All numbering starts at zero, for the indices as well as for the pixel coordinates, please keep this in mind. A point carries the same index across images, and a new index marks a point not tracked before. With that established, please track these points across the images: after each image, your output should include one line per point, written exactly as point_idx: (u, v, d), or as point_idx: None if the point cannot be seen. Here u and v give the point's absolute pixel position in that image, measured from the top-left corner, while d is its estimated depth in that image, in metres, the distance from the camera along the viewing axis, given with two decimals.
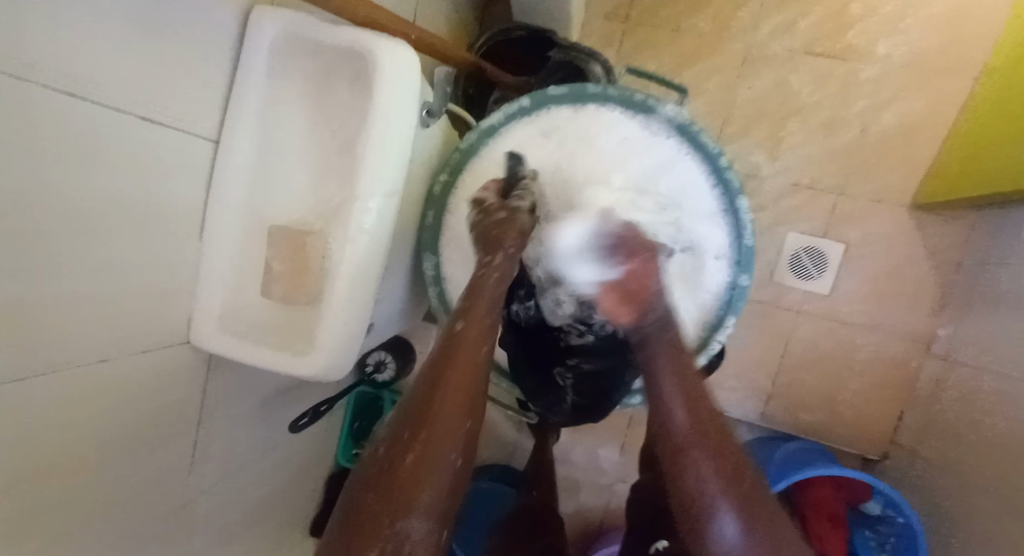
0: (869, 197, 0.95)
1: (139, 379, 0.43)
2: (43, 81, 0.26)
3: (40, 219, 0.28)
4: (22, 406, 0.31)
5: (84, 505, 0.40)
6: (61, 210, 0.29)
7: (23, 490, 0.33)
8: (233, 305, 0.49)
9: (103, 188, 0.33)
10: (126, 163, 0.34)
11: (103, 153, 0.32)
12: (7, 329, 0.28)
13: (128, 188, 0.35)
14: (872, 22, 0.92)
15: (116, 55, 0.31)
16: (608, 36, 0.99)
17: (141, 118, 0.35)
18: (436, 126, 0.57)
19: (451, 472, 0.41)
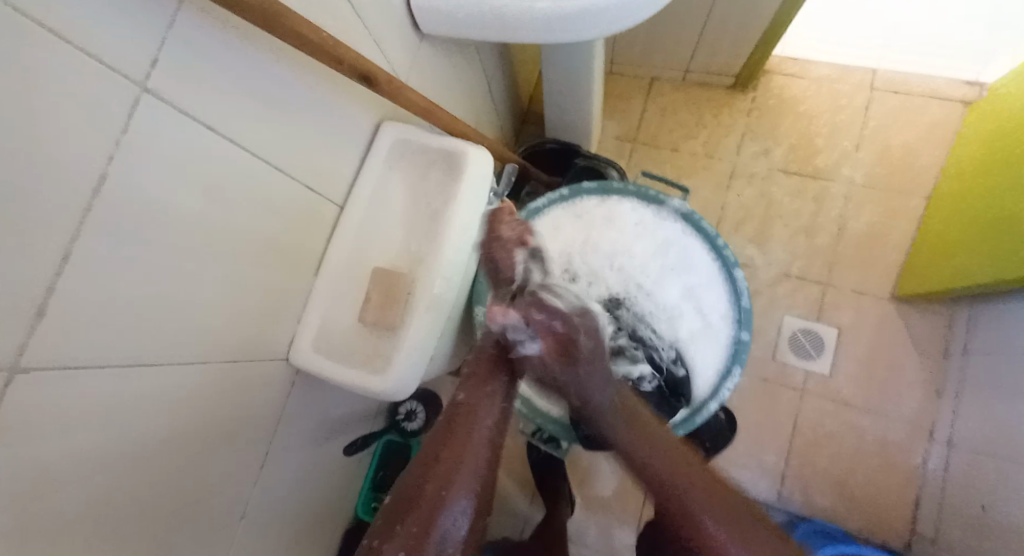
0: (851, 289, 1.09)
1: (239, 378, 0.54)
2: (214, 131, 0.40)
3: (203, 223, 0.41)
4: (154, 372, 0.42)
5: (175, 478, 0.48)
6: (215, 223, 0.43)
7: (136, 439, 0.42)
8: (326, 331, 0.62)
9: (248, 217, 0.47)
10: (267, 203, 0.49)
11: (250, 192, 0.46)
12: (162, 298, 0.40)
13: (257, 219, 0.48)
14: (833, 150, 1.14)
15: (273, 130, 0.47)
16: (620, 153, 1.22)
17: (275, 168, 0.49)
18: (495, 206, 0.74)
19: (480, 474, 0.50)
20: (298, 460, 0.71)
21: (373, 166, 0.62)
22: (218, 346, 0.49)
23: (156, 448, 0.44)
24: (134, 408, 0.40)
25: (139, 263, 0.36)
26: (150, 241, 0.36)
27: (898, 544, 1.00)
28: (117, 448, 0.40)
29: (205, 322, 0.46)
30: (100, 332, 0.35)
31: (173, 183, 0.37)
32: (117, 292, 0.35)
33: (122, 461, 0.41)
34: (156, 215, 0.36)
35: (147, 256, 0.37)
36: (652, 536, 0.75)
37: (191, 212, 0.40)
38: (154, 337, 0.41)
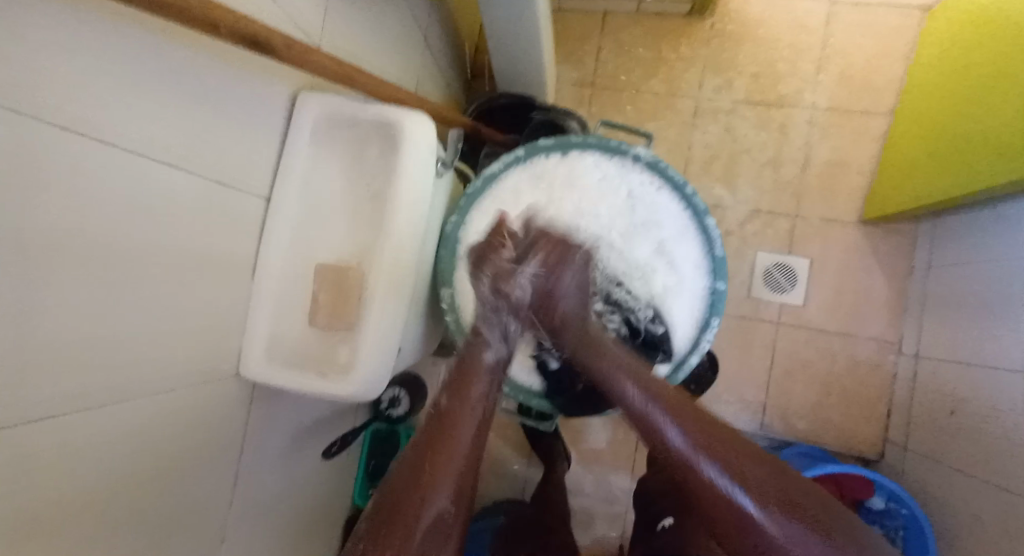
0: (821, 217, 1.08)
1: (195, 410, 0.48)
2: (107, 139, 0.32)
3: (111, 253, 0.34)
4: (98, 431, 0.37)
5: (145, 529, 0.44)
6: (128, 248, 0.36)
7: (94, 507, 0.37)
8: (277, 339, 0.56)
9: (165, 233, 0.40)
10: (186, 213, 0.42)
11: (165, 204, 0.39)
12: (77, 348, 0.34)
13: (178, 233, 0.41)
14: (796, 75, 1.09)
15: (179, 127, 0.39)
16: (578, 99, 1.14)
17: (192, 172, 0.42)
18: (446, 177, 0.67)
19: (462, 464, 0.48)
20: (276, 473, 0.67)
21: (297, 148, 0.54)
22: (159, 383, 0.43)
23: (116, 509, 0.40)
24: (80, 477, 0.35)
25: (44, 321, 0.30)
26: (52, 292, 0.30)
27: (874, 453, 1.05)
28: (74, 519, 0.35)
29: (140, 361, 0.40)
30: (24, 403, 0.29)
31: (69, 219, 0.30)
32: (26, 355, 0.29)
33: (77, 535, 0.36)
34: (56, 261, 0.30)
35: (50, 309, 0.30)
36: (644, 487, 0.76)
37: (95, 247, 0.33)
38: (84, 395, 0.35)
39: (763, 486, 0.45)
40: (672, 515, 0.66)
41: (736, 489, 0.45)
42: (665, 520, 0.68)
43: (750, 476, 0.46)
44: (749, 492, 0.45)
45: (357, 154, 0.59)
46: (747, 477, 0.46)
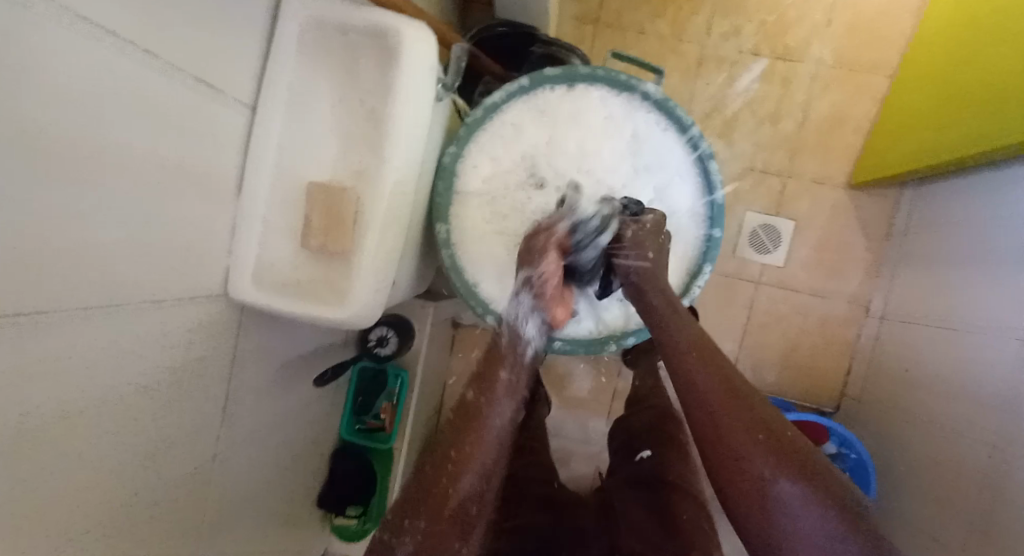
0: (811, 178, 1.09)
1: (184, 326, 0.46)
2: (91, 17, 0.28)
3: (90, 152, 0.31)
4: (83, 342, 0.34)
5: (128, 448, 0.42)
6: (111, 145, 0.32)
7: (78, 419, 0.35)
8: (267, 262, 0.54)
9: (151, 138, 0.36)
10: (169, 117, 0.38)
11: (149, 101, 0.35)
12: (64, 251, 0.31)
13: (159, 135, 0.37)
14: (805, 26, 1.06)
15: (158, 9, 0.34)
16: (581, 37, 1.09)
17: (169, 68, 0.37)
18: (445, 102, 0.63)
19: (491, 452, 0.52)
20: (267, 403, 0.67)
21: (282, 54, 0.49)
22: (145, 304, 0.41)
23: (105, 424, 0.38)
24: (70, 390, 0.34)
25: (24, 223, 0.27)
26: (34, 190, 0.27)
27: (830, 405, 1.12)
28: (63, 419, 0.34)
29: (129, 274, 0.38)
30: (14, 301, 0.27)
31: (48, 106, 0.26)
32: (15, 255, 0.27)
33: (61, 448, 0.34)
34: (37, 156, 0.26)
35: (36, 210, 0.27)
36: (620, 426, 0.75)
37: (80, 145, 0.30)
38: (71, 304, 0.32)
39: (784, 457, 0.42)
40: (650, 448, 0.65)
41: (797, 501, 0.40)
42: (642, 452, 0.66)
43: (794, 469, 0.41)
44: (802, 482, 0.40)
45: (351, 68, 0.54)
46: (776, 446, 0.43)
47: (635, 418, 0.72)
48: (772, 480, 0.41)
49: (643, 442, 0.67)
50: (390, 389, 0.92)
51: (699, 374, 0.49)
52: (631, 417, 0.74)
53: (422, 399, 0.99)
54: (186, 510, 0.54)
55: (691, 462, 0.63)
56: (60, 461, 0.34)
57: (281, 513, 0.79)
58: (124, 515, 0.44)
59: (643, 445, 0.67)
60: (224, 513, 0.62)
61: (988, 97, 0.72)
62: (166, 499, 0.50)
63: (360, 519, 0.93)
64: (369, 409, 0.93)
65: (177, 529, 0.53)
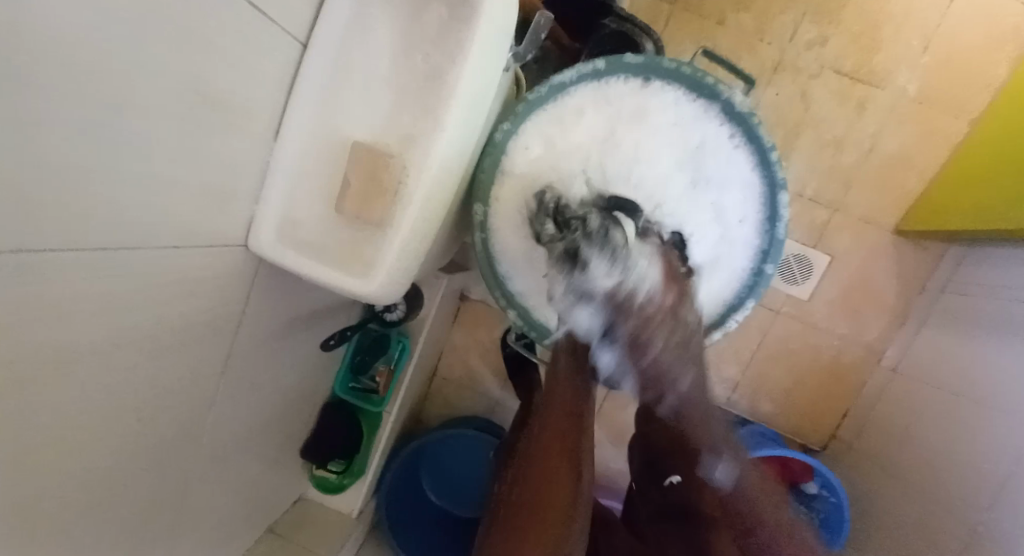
0: (859, 216, 1.04)
1: (199, 273, 0.43)
2: None
3: (128, 82, 0.26)
4: (100, 290, 0.31)
5: (131, 396, 0.40)
6: (148, 80, 0.28)
7: (84, 368, 0.33)
8: (295, 216, 0.50)
9: (192, 71, 0.32)
10: (212, 46, 0.33)
11: (196, 28, 0.30)
12: (89, 193, 0.27)
13: (202, 67, 0.33)
14: (894, 52, 0.98)
15: None
16: (656, 18, 1.01)
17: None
18: (509, 72, 0.58)
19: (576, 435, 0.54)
20: (269, 352, 0.64)
21: None
22: (162, 250, 0.37)
23: (103, 374, 0.35)
24: (75, 339, 0.30)
25: (51, 165, 0.23)
26: (65, 128, 0.23)
27: (818, 444, 1.12)
28: (75, 364, 0.31)
29: (148, 219, 0.34)
30: (36, 248, 0.24)
31: (79, 19, 0.21)
32: (39, 203, 0.23)
33: (65, 397, 0.32)
34: (65, 86, 0.22)
35: (66, 150, 0.24)
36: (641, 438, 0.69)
37: (116, 74, 0.25)
38: (80, 244, 0.28)
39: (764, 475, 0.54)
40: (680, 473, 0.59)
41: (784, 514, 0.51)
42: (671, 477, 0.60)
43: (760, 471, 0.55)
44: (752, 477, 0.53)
45: (417, 12, 0.48)
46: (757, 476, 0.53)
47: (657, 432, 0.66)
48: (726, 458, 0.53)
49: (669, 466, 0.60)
50: (390, 355, 0.91)
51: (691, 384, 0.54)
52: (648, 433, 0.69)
53: (420, 366, 0.98)
54: (172, 456, 0.52)
55: None
56: (63, 414, 0.32)
57: (267, 458, 0.78)
58: (112, 463, 0.41)
59: (670, 469, 0.62)
60: (212, 456, 0.61)
61: None
62: (156, 445, 0.48)
63: (339, 475, 0.94)
64: (366, 372, 0.91)
65: (160, 475, 0.51)
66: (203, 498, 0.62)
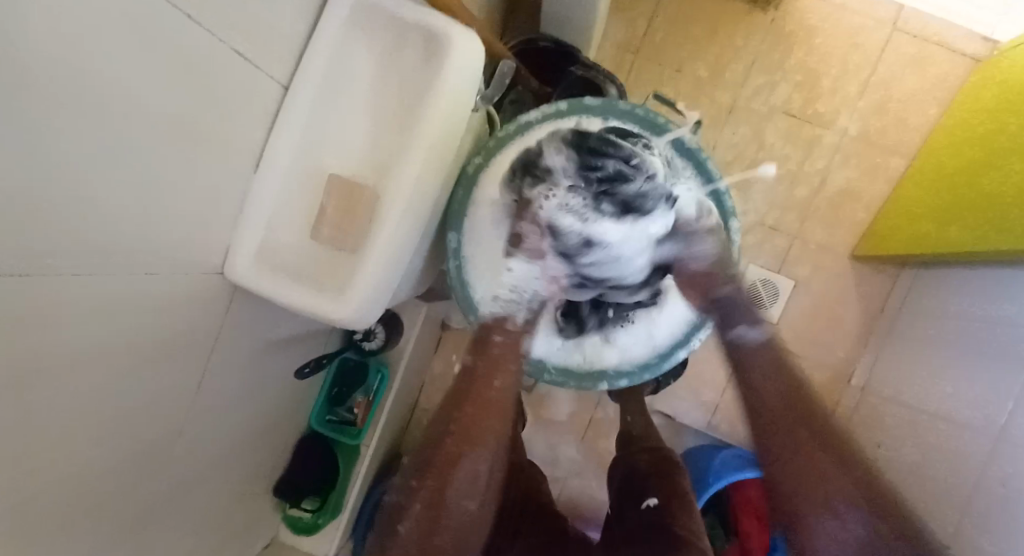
0: (818, 243, 1.10)
1: (174, 297, 0.44)
2: None
3: (112, 113, 0.29)
4: (73, 310, 0.32)
5: (99, 419, 0.40)
6: (132, 112, 0.31)
7: (52, 388, 0.33)
8: (272, 244, 0.52)
9: (174, 105, 0.35)
10: (195, 84, 0.36)
11: (179, 68, 0.34)
12: (68, 213, 0.29)
13: (186, 102, 0.36)
14: (837, 95, 1.07)
15: None
16: (619, 65, 1.09)
17: (209, 35, 0.35)
18: (479, 111, 0.62)
19: (498, 406, 0.59)
20: (242, 383, 0.64)
21: (325, 34, 0.48)
22: (137, 273, 0.38)
23: (70, 397, 0.35)
24: (48, 355, 0.31)
25: (36, 184, 0.25)
26: (51, 150, 0.25)
27: None
28: (47, 379, 0.32)
29: (123, 242, 0.36)
30: (18, 263, 0.26)
31: (67, 54, 0.24)
32: (24, 219, 0.25)
33: (32, 415, 0.32)
34: (52, 111, 0.24)
35: (51, 171, 0.26)
36: (620, 466, 0.72)
37: (101, 103, 0.28)
38: (57, 264, 0.29)
39: (838, 474, 0.57)
40: (659, 495, 0.62)
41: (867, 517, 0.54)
42: (648, 500, 0.62)
43: (833, 474, 0.57)
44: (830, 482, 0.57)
45: (392, 59, 0.52)
46: (822, 471, 0.57)
47: (636, 460, 0.69)
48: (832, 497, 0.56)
49: (646, 491, 0.63)
50: (369, 384, 0.91)
51: (771, 396, 0.62)
52: (629, 457, 0.71)
53: (398, 398, 0.97)
54: (136, 488, 0.51)
55: (694, 515, 0.60)
56: (28, 434, 0.32)
57: (237, 495, 0.76)
58: (74, 491, 0.41)
59: (648, 492, 0.63)
60: (179, 491, 0.59)
61: (1001, 198, 0.73)
62: (120, 474, 0.47)
63: (315, 514, 0.92)
64: (344, 402, 0.92)
65: (124, 509, 0.49)
66: (169, 535, 0.60)
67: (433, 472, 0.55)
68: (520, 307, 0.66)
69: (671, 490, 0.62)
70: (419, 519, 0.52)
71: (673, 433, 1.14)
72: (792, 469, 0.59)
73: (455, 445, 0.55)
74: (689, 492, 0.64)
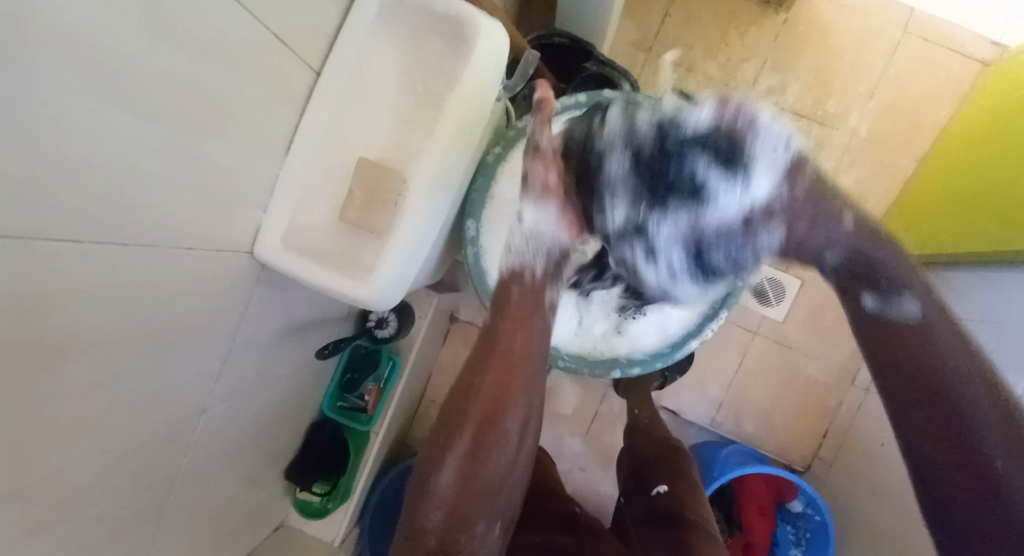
0: None
1: (203, 273, 0.46)
2: None
3: (150, 84, 0.30)
4: (110, 278, 0.34)
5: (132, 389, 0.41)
6: (170, 85, 0.32)
7: (88, 354, 0.34)
8: (299, 225, 0.53)
9: (209, 81, 0.36)
10: (230, 61, 0.37)
11: (215, 44, 0.35)
12: (107, 180, 0.30)
13: (220, 79, 0.37)
14: (846, 96, 1.09)
15: None
16: (631, 63, 1.11)
17: (245, 14, 0.37)
18: (500, 102, 0.64)
19: (527, 344, 0.59)
20: (260, 364, 0.66)
21: (357, 22, 0.50)
22: (169, 247, 0.40)
23: (102, 363, 0.36)
24: (86, 321, 0.33)
25: (78, 147, 0.26)
26: (94, 115, 0.26)
27: (801, 465, 1.13)
28: (85, 345, 0.34)
29: (158, 215, 0.37)
30: (56, 225, 0.27)
31: (107, 21, 0.25)
32: (66, 181, 0.26)
33: (72, 377, 0.33)
34: (94, 75, 0.25)
35: (93, 136, 0.27)
36: (629, 452, 0.73)
37: (139, 73, 0.29)
38: (90, 236, 0.30)
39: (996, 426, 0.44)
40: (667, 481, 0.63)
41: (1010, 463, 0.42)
42: (657, 486, 0.63)
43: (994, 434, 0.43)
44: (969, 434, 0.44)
45: (419, 48, 0.54)
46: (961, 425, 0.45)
47: (645, 447, 0.70)
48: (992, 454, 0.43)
49: (656, 477, 0.64)
50: (380, 372, 0.92)
51: (953, 359, 0.49)
52: (638, 445, 0.72)
53: (408, 386, 0.99)
54: (154, 464, 0.52)
55: (701, 498, 0.62)
56: (61, 396, 0.33)
57: (250, 477, 0.77)
58: (93, 466, 0.41)
59: (657, 479, 0.64)
60: (197, 468, 0.61)
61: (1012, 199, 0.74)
62: (144, 446, 0.48)
63: (324, 497, 0.93)
64: (355, 389, 0.93)
65: (144, 481, 0.50)
66: (185, 511, 0.62)
67: (461, 420, 0.55)
68: (533, 256, 0.63)
69: (677, 475, 0.64)
70: (459, 472, 0.52)
71: (678, 429, 1.15)
72: (934, 432, 0.47)
73: (487, 393, 0.55)
74: (696, 477, 0.65)
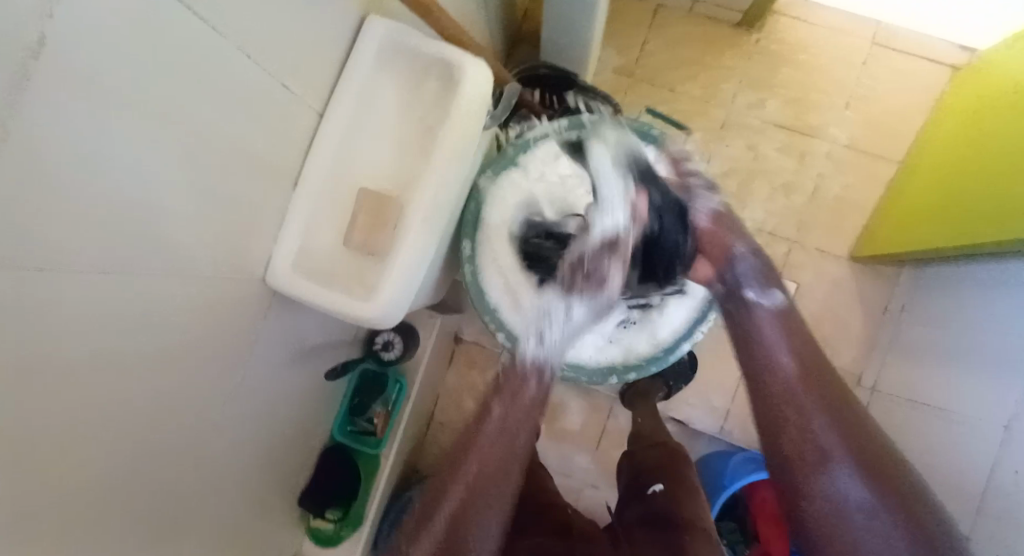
0: (817, 247, 1.13)
1: (217, 299, 0.50)
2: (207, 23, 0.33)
3: (179, 132, 0.35)
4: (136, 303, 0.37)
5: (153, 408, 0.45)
6: (195, 132, 0.37)
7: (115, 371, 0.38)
8: (307, 252, 0.58)
9: (226, 127, 0.41)
10: (245, 109, 0.42)
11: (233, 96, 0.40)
12: (138, 215, 0.34)
13: (236, 126, 0.42)
14: (824, 107, 1.13)
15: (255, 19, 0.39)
16: (615, 87, 1.17)
17: (260, 68, 0.42)
18: (488, 130, 0.69)
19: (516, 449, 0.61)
20: (269, 388, 0.69)
21: (354, 66, 0.55)
22: (186, 275, 0.44)
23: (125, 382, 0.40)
24: (111, 340, 0.36)
25: (116, 186, 0.30)
26: (132, 159, 0.31)
27: None
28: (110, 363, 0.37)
29: (179, 245, 0.41)
30: (91, 254, 0.31)
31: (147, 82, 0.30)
32: (104, 216, 0.30)
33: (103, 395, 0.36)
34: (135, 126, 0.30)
35: (128, 177, 0.31)
36: (628, 459, 0.75)
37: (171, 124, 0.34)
38: (120, 262, 0.34)
39: (858, 454, 0.52)
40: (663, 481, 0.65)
41: (861, 483, 0.51)
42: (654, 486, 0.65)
43: (858, 460, 0.52)
44: (838, 459, 0.52)
45: (413, 87, 0.59)
46: (819, 441, 0.53)
47: (645, 451, 0.72)
48: (839, 469, 0.52)
49: (653, 477, 0.67)
50: (387, 395, 0.95)
51: (786, 363, 0.58)
52: (638, 453, 0.73)
53: (416, 408, 1.01)
54: (172, 483, 0.54)
55: (699, 497, 0.64)
56: (90, 411, 0.36)
57: (263, 502, 0.79)
58: (117, 478, 0.44)
59: (654, 480, 0.66)
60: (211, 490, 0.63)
61: (995, 197, 0.76)
62: (162, 466, 0.51)
63: (337, 524, 0.95)
64: (363, 413, 0.95)
65: (161, 502, 0.53)
66: (201, 535, 0.64)
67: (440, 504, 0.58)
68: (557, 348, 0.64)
69: (675, 478, 0.65)
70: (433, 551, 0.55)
71: (686, 440, 1.16)
72: (791, 445, 0.55)
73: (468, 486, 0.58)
74: (694, 481, 0.66)
